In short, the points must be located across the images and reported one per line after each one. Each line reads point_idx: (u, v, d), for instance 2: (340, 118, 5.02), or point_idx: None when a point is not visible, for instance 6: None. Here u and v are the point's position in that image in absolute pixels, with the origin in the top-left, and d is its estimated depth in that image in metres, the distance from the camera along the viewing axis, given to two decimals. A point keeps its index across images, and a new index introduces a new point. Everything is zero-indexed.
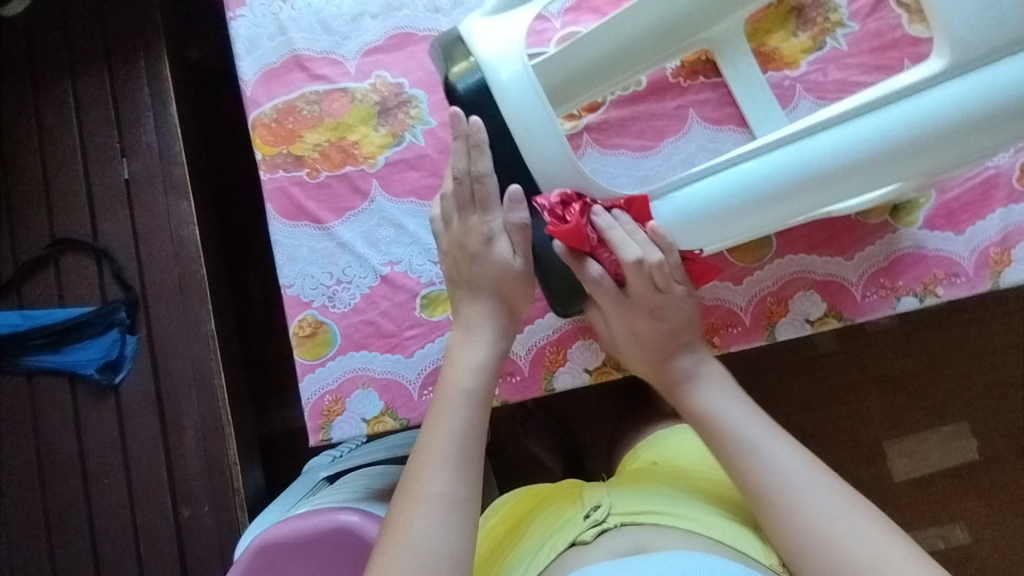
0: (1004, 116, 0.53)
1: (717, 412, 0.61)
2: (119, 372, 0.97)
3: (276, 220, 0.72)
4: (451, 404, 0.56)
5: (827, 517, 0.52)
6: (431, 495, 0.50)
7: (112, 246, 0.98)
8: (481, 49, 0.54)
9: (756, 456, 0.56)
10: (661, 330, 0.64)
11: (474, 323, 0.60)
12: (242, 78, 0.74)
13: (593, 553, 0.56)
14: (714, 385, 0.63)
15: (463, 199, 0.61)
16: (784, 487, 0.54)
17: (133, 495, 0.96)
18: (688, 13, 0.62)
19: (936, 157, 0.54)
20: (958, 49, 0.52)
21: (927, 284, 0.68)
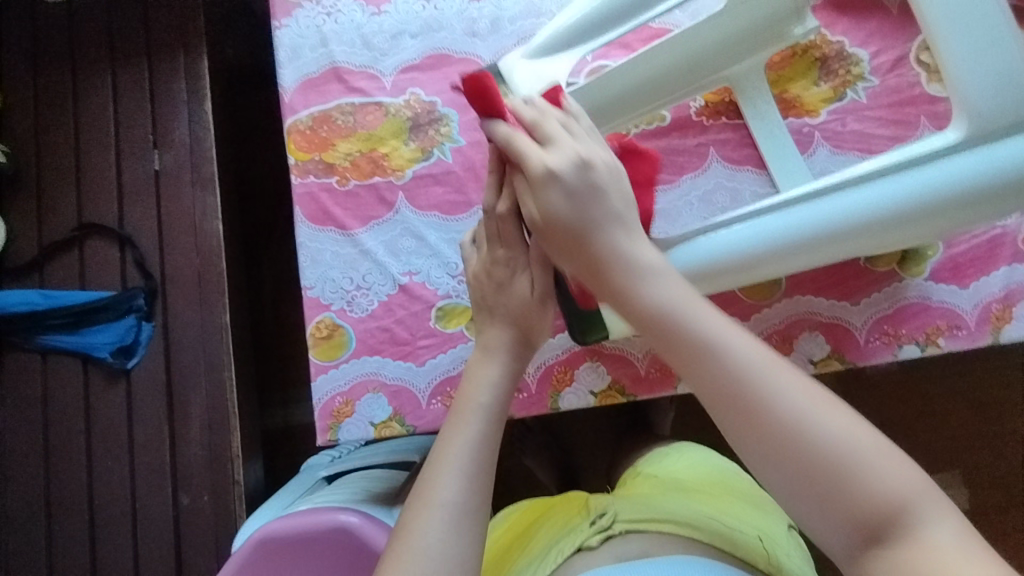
0: (1018, 186, 0.54)
1: (674, 307, 0.48)
2: (132, 357, 0.99)
3: (303, 223, 0.75)
4: (465, 417, 0.56)
5: (802, 409, 0.44)
6: (444, 504, 0.51)
7: (137, 234, 1.01)
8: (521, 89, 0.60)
9: (717, 357, 0.46)
10: (585, 186, 0.52)
11: (493, 344, 0.60)
12: (282, 85, 0.77)
13: (600, 558, 0.58)
14: (661, 271, 0.50)
15: (491, 231, 0.61)
16: (752, 390, 0.44)
17: (134, 480, 0.98)
18: (712, 52, 0.66)
19: (943, 224, 0.57)
20: (974, 123, 0.55)
21: (930, 334, 0.70)
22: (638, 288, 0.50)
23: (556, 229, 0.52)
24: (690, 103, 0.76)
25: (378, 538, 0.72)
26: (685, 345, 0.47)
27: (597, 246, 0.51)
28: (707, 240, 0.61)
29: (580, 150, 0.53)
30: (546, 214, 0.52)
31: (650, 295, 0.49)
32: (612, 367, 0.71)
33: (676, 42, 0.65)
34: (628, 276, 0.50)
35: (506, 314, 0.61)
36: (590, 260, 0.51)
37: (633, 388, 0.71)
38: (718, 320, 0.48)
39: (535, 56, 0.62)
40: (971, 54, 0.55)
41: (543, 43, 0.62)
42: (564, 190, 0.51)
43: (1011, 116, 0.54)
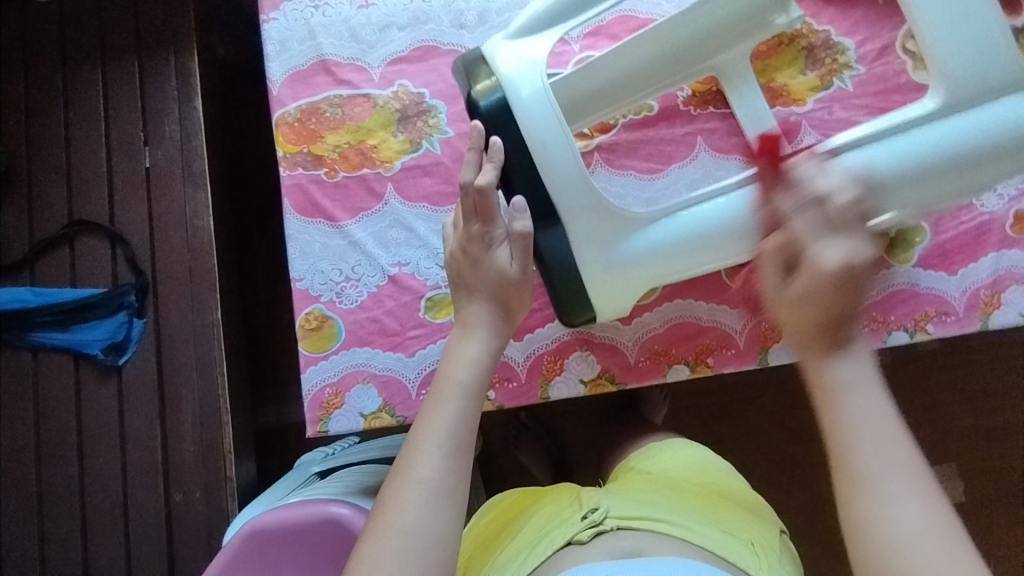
0: (989, 156, 0.57)
1: (847, 387, 0.50)
2: (124, 353, 0.98)
3: (291, 215, 0.75)
4: (446, 396, 0.56)
5: (916, 524, 0.45)
6: (422, 481, 0.51)
7: (129, 231, 1.01)
8: (506, 68, 0.58)
9: (867, 438, 0.48)
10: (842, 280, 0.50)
11: (473, 319, 0.59)
12: (270, 78, 0.78)
13: (589, 553, 0.59)
14: (859, 357, 0.51)
15: (466, 208, 0.60)
16: (878, 478, 0.47)
17: (126, 477, 0.97)
18: (697, 40, 0.67)
19: (929, 189, 0.58)
20: (952, 91, 0.57)
21: (918, 320, 0.70)
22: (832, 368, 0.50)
23: (796, 302, 0.51)
24: (677, 93, 0.76)
25: None
26: (834, 428, 0.49)
27: (824, 323, 0.51)
28: (677, 220, 0.61)
29: (849, 252, 0.50)
30: (794, 287, 0.52)
31: (835, 371, 0.50)
32: (601, 356, 0.71)
33: (661, 30, 0.65)
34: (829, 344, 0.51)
35: (484, 289, 0.60)
36: (812, 328, 0.51)
37: (622, 376, 0.71)
38: (884, 414, 0.49)
39: (520, 37, 0.60)
40: (949, 29, 0.56)
41: (526, 25, 0.60)
42: (834, 278, 0.50)
43: (985, 86, 0.57)
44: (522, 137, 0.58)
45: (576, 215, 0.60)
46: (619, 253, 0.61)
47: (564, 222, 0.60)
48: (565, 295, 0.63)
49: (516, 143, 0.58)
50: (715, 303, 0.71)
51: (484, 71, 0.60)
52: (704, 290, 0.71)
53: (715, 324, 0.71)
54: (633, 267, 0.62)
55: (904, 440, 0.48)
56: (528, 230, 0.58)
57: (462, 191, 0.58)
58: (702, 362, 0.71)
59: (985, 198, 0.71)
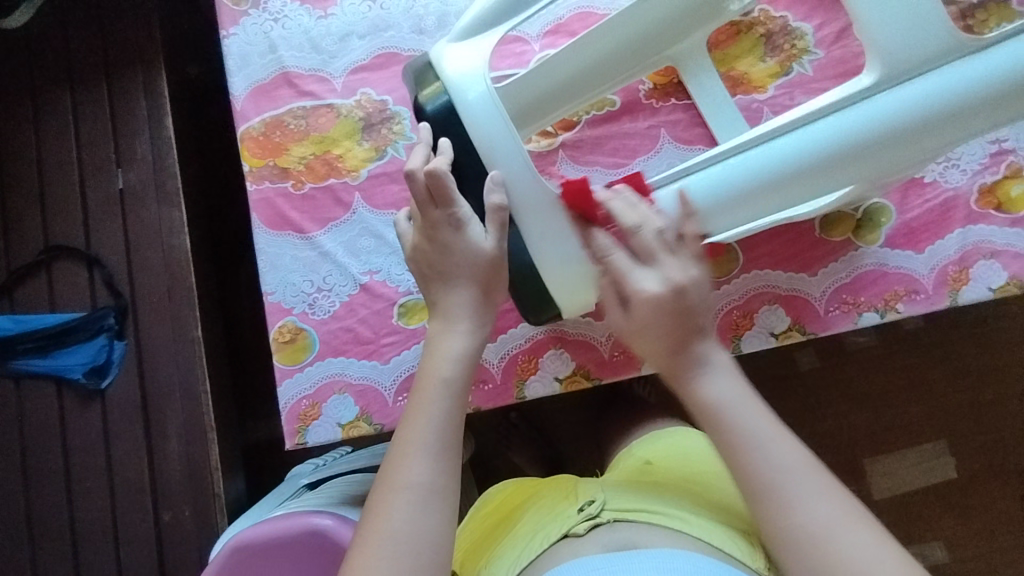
0: (946, 119, 0.56)
1: (724, 405, 0.54)
2: (106, 376, 0.98)
3: (260, 229, 0.75)
4: (430, 395, 0.56)
5: (830, 519, 0.49)
6: (411, 485, 0.51)
7: (105, 253, 1.01)
8: (450, 70, 0.58)
9: (761, 451, 0.52)
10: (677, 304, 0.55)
11: (453, 312, 0.59)
12: (233, 93, 0.78)
13: (586, 546, 0.60)
14: (722, 371, 0.56)
15: (421, 196, 0.59)
16: (784, 486, 0.50)
17: (114, 501, 0.97)
18: (654, 32, 0.68)
19: (878, 162, 0.57)
20: (887, 64, 0.56)
21: (888, 300, 0.71)
22: (700, 390, 0.55)
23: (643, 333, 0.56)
24: (639, 86, 0.76)
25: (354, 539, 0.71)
26: (728, 454, 0.53)
27: (674, 350, 0.56)
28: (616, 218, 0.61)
29: (675, 274, 0.55)
30: (634, 327, 0.56)
31: (705, 393, 0.55)
32: (575, 353, 0.71)
33: (619, 22, 0.67)
34: (692, 369, 0.55)
35: (459, 273, 0.59)
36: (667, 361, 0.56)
37: (597, 372, 0.71)
38: (767, 425, 0.53)
39: (463, 37, 0.60)
40: (881, 5, 0.55)
41: (470, 25, 0.60)
42: (661, 307, 0.54)
43: (922, 56, 0.55)
44: (469, 137, 0.58)
45: (530, 214, 0.59)
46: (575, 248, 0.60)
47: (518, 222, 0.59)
48: (524, 289, 0.62)
49: (464, 144, 0.59)
50: None
51: (430, 75, 0.60)
52: None
53: None
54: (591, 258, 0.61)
55: (792, 447, 0.52)
56: (505, 201, 0.58)
57: (410, 180, 0.58)
58: None
59: (948, 174, 0.72)
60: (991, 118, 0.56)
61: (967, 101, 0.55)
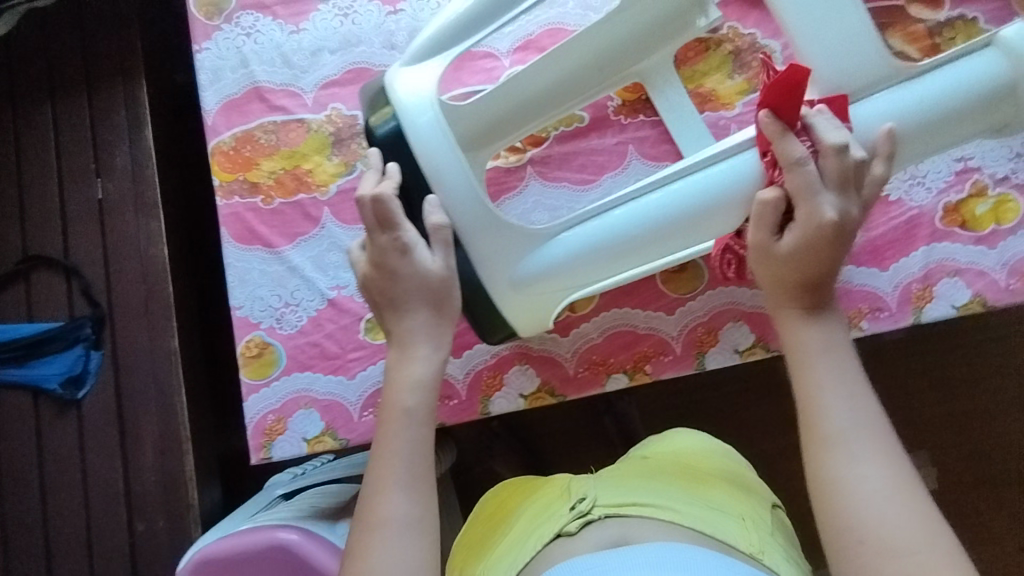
0: (983, 104, 0.57)
1: (815, 350, 0.56)
2: (83, 386, 0.99)
3: (229, 244, 0.75)
4: (396, 426, 0.57)
5: (876, 485, 0.49)
6: (389, 520, 0.53)
7: (83, 263, 1.01)
8: (400, 93, 0.59)
9: (835, 403, 0.53)
10: (823, 242, 0.54)
11: (408, 339, 0.59)
12: (203, 108, 0.78)
13: (578, 544, 0.60)
14: (827, 324, 0.57)
15: (369, 221, 0.59)
16: (847, 440, 0.51)
17: (89, 510, 0.98)
18: (620, 50, 0.69)
19: (919, 146, 0.58)
20: (824, 91, 0.58)
21: (852, 317, 0.71)
22: (802, 328, 0.57)
23: (780, 264, 0.56)
24: (607, 103, 0.77)
25: (318, 553, 0.71)
26: (803, 388, 0.55)
27: (795, 287, 0.56)
28: (571, 234, 0.61)
29: (839, 209, 0.54)
30: (770, 259, 0.56)
31: (807, 334, 0.56)
32: (540, 369, 0.71)
33: (585, 38, 0.67)
34: (803, 311, 0.57)
35: (411, 297, 0.59)
36: (791, 297, 0.57)
37: (561, 388, 0.72)
38: (848, 382, 0.54)
39: (416, 60, 0.61)
40: (815, 33, 0.56)
41: (420, 48, 0.61)
42: (824, 236, 0.54)
43: (856, 81, 0.57)
44: (415, 162, 0.59)
45: (479, 239, 0.60)
46: (524, 270, 0.61)
47: (467, 246, 0.60)
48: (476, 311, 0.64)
49: (411, 167, 0.60)
50: (650, 311, 0.72)
51: (382, 99, 0.61)
52: (639, 298, 0.72)
53: (651, 331, 0.71)
54: (543, 280, 0.62)
55: (871, 410, 0.53)
56: (446, 220, 0.59)
57: (359, 206, 0.59)
58: (640, 369, 0.71)
59: (913, 192, 0.72)
60: (934, 140, 0.58)
61: (910, 123, 0.57)
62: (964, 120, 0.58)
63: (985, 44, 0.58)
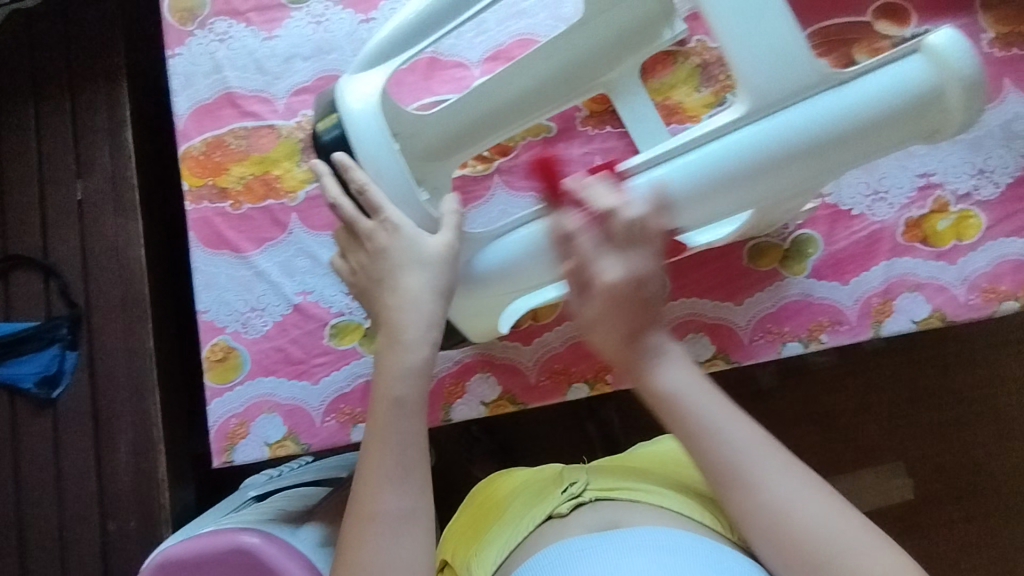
0: (904, 115, 0.52)
1: (678, 394, 0.54)
2: (58, 386, 0.99)
3: (197, 248, 0.76)
4: (385, 416, 0.55)
5: (791, 494, 0.50)
6: (379, 515, 0.53)
7: (61, 264, 1.02)
8: (343, 102, 0.58)
9: (719, 437, 0.52)
10: (634, 296, 0.53)
11: (400, 325, 0.56)
12: (176, 112, 0.79)
13: (570, 526, 0.61)
14: (676, 359, 0.55)
15: (352, 217, 0.58)
16: (746, 465, 0.51)
17: (62, 508, 0.98)
18: (586, 61, 0.70)
19: (831, 159, 0.54)
20: (755, 97, 0.53)
21: (812, 331, 0.71)
22: (653, 381, 0.54)
23: (600, 324, 0.54)
24: (575, 113, 0.77)
25: (279, 557, 0.72)
26: (686, 437, 0.53)
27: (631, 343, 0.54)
28: (504, 241, 0.60)
29: (636, 264, 0.52)
30: (594, 320, 0.54)
31: (661, 383, 0.54)
32: (502, 377, 0.72)
33: (550, 50, 0.68)
34: (647, 359, 0.54)
35: (409, 275, 0.56)
36: (627, 356, 0.55)
37: (523, 397, 0.72)
38: (722, 407, 0.53)
39: (363, 65, 0.60)
40: (743, 40, 0.52)
41: (367, 56, 0.60)
42: (623, 291, 0.52)
43: (791, 86, 0.52)
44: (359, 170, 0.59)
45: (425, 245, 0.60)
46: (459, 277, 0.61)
47: None
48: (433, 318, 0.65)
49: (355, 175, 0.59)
50: None
51: (328, 107, 0.61)
52: None
53: None
54: (484, 286, 0.62)
55: (750, 427, 0.53)
56: (457, 209, 0.59)
57: (336, 208, 0.58)
58: (601, 379, 0.72)
59: (876, 208, 0.73)
60: (858, 151, 0.54)
61: (823, 136, 0.52)
62: (889, 131, 0.53)
63: (912, 50, 0.52)
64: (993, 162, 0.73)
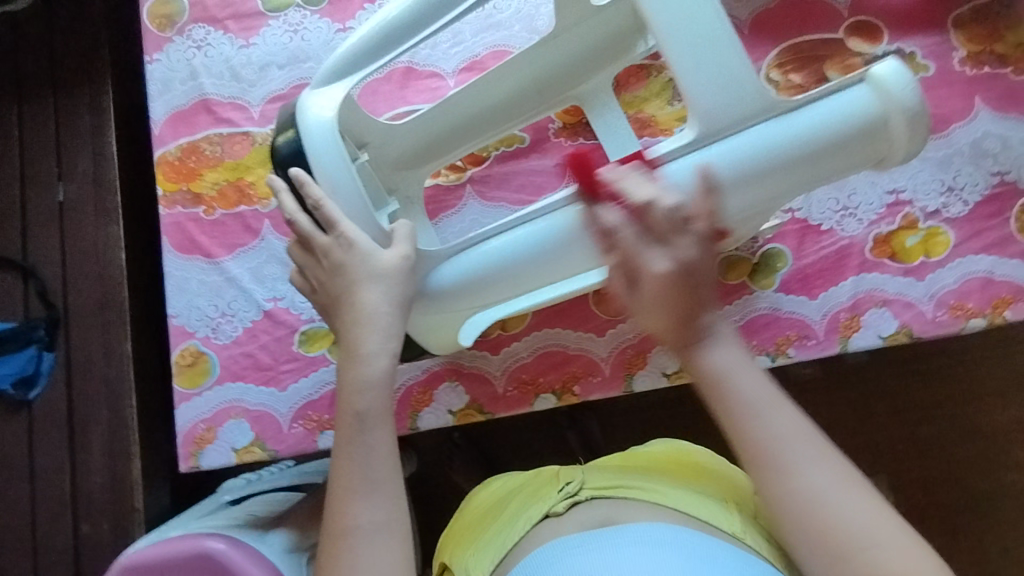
0: (853, 140, 0.54)
1: (726, 374, 0.53)
2: (34, 388, 0.99)
3: (170, 253, 0.76)
4: (351, 434, 0.57)
5: (826, 487, 0.50)
6: (351, 530, 0.54)
7: (40, 265, 1.02)
8: (301, 116, 0.59)
9: (759, 421, 0.52)
10: (682, 281, 0.51)
11: (357, 343, 0.58)
12: (152, 118, 0.79)
13: (566, 526, 0.61)
14: (725, 341, 0.54)
15: (307, 232, 0.59)
16: (783, 454, 0.51)
17: (35, 510, 0.98)
18: (557, 73, 0.70)
19: (778, 185, 0.56)
20: (704, 122, 0.54)
21: (780, 344, 0.72)
22: (698, 362, 0.54)
23: (649, 310, 0.53)
24: (548, 125, 0.78)
25: (243, 563, 0.71)
26: (724, 417, 0.54)
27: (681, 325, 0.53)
28: (468, 257, 0.61)
29: (686, 254, 0.50)
30: (642, 304, 0.53)
31: (709, 362, 0.54)
32: (469, 386, 0.72)
33: (520, 63, 0.68)
34: (697, 339, 0.54)
35: (365, 290, 0.58)
36: (675, 338, 0.54)
37: (490, 406, 0.73)
38: (768, 394, 0.53)
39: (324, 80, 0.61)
40: (692, 67, 0.54)
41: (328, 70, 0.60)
42: (669, 285, 0.51)
43: (741, 111, 0.54)
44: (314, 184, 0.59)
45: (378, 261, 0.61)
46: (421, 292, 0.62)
47: None
48: None
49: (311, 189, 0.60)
50: (582, 332, 0.73)
51: (288, 120, 0.62)
52: (571, 319, 0.73)
53: (581, 351, 0.72)
54: (441, 302, 0.63)
55: (794, 417, 0.52)
56: (409, 228, 0.61)
57: (292, 224, 0.59)
58: (569, 390, 0.72)
59: (844, 223, 0.73)
60: (806, 175, 0.55)
61: (774, 161, 0.54)
62: (837, 156, 0.55)
63: (858, 80, 0.54)
64: (962, 179, 0.73)
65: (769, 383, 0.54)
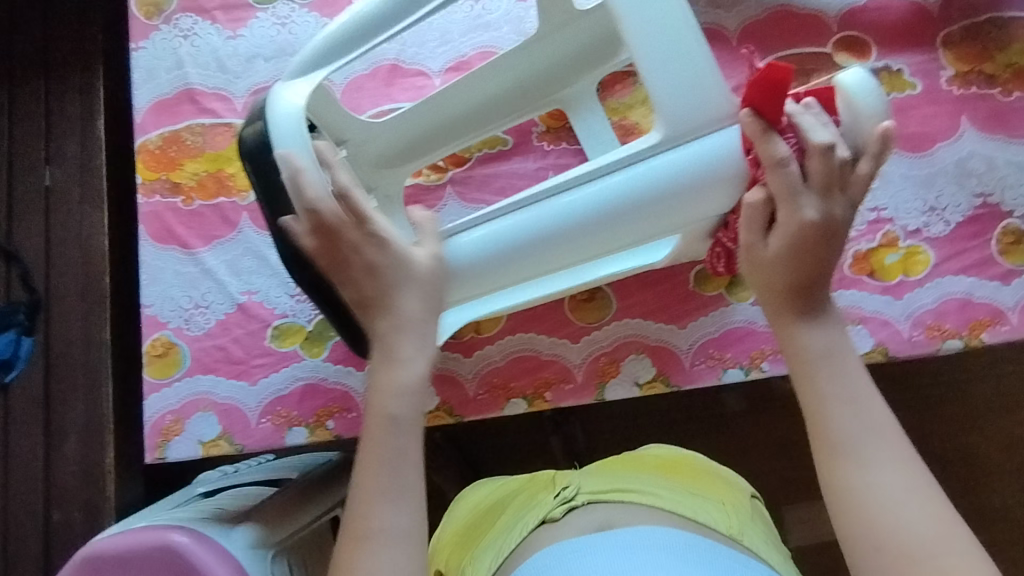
0: None
1: (824, 355, 0.52)
2: (11, 372, 0.99)
3: (147, 242, 0.76)
4: (380, 435, 0.53)
5: (897, 491, 0.47)
6: (377, 532, 0.50)
7: (23, 249, 1.02)
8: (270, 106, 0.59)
9: (848, 409, 0.50)
10: (808, 237, 0.51)
11: (398, 346, 0.54)
12: (135, 105, 0.79)
13: (566, 530, 0.59)
14: (826, 324, 0.53)
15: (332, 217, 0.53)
16: (862, 447, 0.49)
17: (7, 494, 0.98)
18: (541, 76, 0.70)
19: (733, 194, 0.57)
20: (670, 126, 0.55)
21: (754, 358, 0.70)
22: (797, 333, 0.53)
23: (767, 268, 0.53)
24: (531, 128, 0.77)
25: (205, 557, 0.71)
26: (806, 390, 0.52)
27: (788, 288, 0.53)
28: (470, 236, 0.61)
29: (818, 210, 0.50)
30: (759, 262, 0.53)
31: (805, 339, 0.52)
32: (441, 388, 0.72)
33: (503, 65, 0.68)
34: (801, 315, 0.53)
35: (396, 289, 0.55)
36: (784, 304, 0.53)
37: (461, 409, 0.72)
38: (861, 387, 0.51)
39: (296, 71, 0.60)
40: (661, 69, 0.54)
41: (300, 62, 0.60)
42: (810, 235, 0.51)
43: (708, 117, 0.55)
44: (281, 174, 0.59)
45: None
46: None
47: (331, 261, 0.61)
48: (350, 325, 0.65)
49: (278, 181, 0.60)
50: (557, 338, 0.72)
51: (259, 111, 0.61)
52: (546, 324, 0.73)
53: (555, 358, 0.72)
54: None
55: (886, 417, 0.50)
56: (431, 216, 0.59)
57: (315, 210, 0.53)
58: (541, 396, 0.71)
59: None
60: None
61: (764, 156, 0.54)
62: None
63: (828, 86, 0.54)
64: (945, 200, 0.72)
65: (865, 380, 0.51)
